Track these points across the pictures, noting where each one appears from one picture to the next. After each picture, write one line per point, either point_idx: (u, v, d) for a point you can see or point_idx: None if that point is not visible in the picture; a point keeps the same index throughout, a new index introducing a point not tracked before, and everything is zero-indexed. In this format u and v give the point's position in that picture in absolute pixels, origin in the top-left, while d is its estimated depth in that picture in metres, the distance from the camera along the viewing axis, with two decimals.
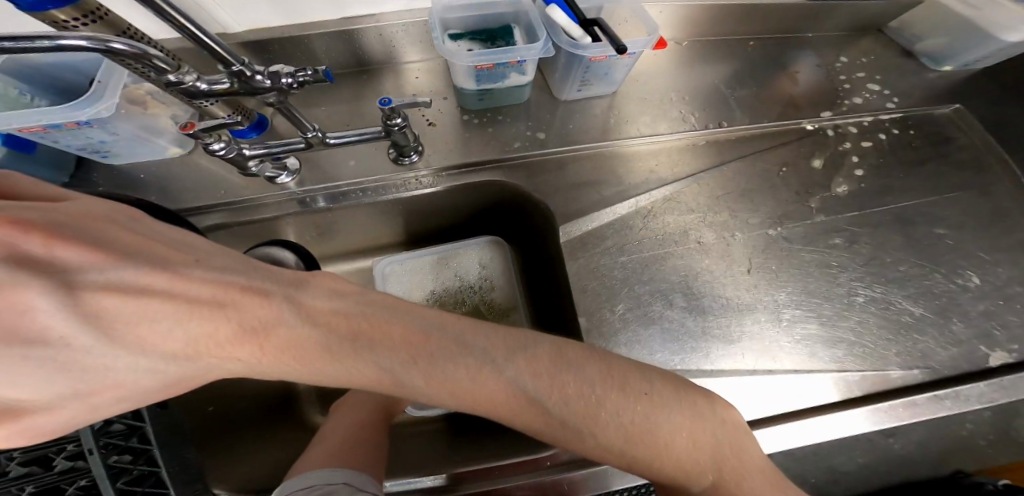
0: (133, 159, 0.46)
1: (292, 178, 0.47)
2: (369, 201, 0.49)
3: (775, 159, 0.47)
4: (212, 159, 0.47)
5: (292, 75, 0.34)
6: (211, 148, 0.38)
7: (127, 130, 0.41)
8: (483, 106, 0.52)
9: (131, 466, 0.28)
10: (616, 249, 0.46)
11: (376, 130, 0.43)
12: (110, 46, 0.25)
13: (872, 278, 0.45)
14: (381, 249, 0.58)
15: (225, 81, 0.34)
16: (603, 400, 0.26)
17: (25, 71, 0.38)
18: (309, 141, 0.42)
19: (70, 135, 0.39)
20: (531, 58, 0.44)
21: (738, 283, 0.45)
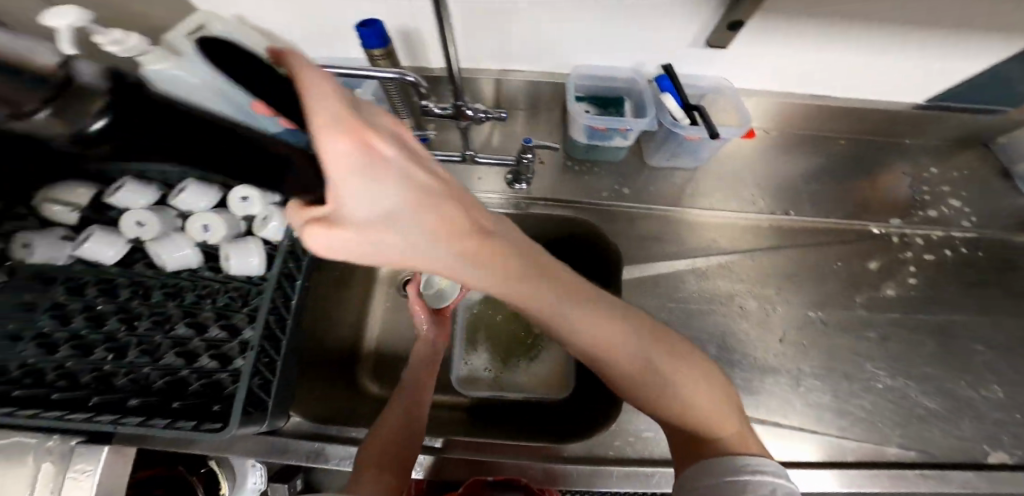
0: None
1: None
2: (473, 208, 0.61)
3: (832, 253, 0.54)
4: None
5: (487, 113, 0.49)
6: None
7: None
8: (585, 157, 0.62)
9: (256, 376, 0.50)
10: (671, 296, 0.56)
11: (510, 159, 0.55)
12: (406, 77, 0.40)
13: (896, 371, 0.52)
14: None
15: (448, 110, 0.49)
16: (668, 360, 0.41)
17: None
18: (465, 158, 0.55)
19: None
20: (637, 128, 0.53)
21: (772, 346, 0.54)
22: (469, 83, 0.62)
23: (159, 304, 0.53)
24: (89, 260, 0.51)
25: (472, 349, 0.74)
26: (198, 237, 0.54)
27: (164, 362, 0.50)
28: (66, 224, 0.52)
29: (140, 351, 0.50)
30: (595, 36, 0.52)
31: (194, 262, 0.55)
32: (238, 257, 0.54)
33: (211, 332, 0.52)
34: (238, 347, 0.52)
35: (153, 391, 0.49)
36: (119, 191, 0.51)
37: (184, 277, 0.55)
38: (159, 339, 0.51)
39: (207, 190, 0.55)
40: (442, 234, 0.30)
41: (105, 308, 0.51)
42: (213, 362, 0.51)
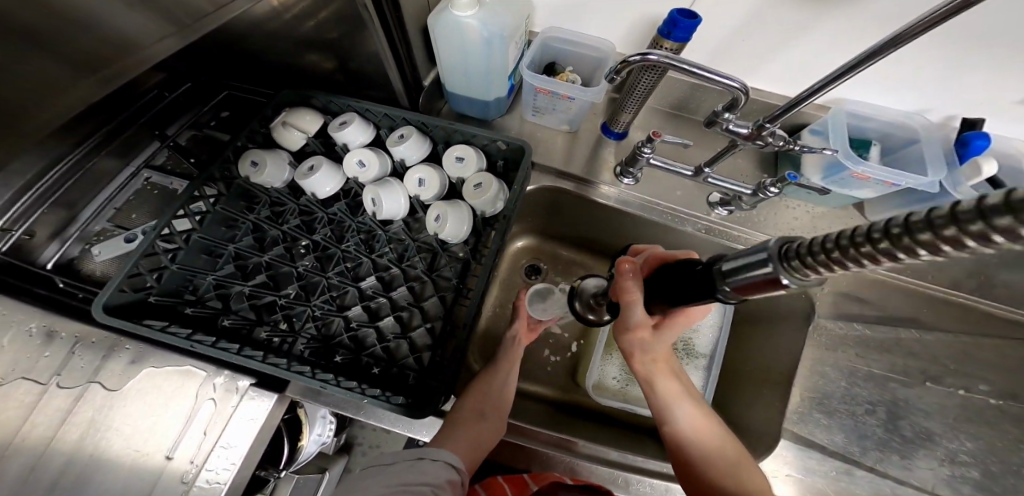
0: (545, 120, 0.69)
1: (634, 181, 0.67)
2: (676, 225, 0.66)
3: None
4: (590, 157, 0.69)
5: (787, 141, 0.41)
6: (644, 150, 0.55)
7: (577, 106, 0.62)
8: (801, 195, 0.65)
9: (422, 351, 0.54)
10: (857, 351, 0.61)
11: (748, 188, 0.54)
12: (733, 85, 0.35)
13: None
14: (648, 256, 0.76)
15: (747, 128, 0.40)
16: (727, 441, 0.47)
17: (555, 49, 0.62)
18: (698, 173, 0.54)
19: (551, 100, 0.62)
20: (910, 185, 0.51)
21: (939, 416, 0.58)
22: (709, 97, 0.63)
23: (352, 251, 0.57)
24: (310, 191, 0.58)
25: (610, 354, 0.77)
26: (413, 190, 0.59)
27: (348, 314, 0.56)
28: (293, 148, 0.60)
29: (326, 299, 0.56)
30: (885, 77, 0.54)
31: (398, 213, 0.58)
32: (453, 222, 0.57)
33: (399, 291, 0.57)
34: (419, 315, 0.56)
35: (335, 345, 0.54)
36: (345, 127, 0.57)
37: (379, 230, 0.59)
38: (351, 289, 0.56)
39: (421, 145, 0.60)
40: (656, 340, 0.47)
41: (310, 243, 0.58)
42: (395, 325, 0.56)
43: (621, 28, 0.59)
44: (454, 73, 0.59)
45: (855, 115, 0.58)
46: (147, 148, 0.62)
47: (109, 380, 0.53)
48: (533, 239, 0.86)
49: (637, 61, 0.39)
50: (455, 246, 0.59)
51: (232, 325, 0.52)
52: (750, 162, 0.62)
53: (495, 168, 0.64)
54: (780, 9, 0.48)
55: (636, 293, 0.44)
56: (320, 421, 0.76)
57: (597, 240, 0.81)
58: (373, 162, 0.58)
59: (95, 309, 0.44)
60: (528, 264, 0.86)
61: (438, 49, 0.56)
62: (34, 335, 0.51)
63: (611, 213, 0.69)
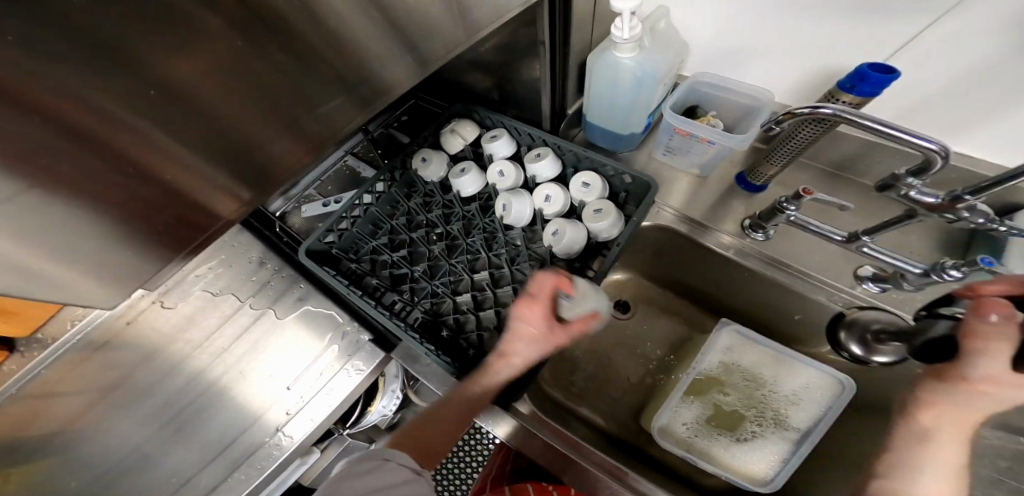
0: (677, 162, 0.69)
1: (763, 236, 0.63)
2: (806, 290, 0.60)
3: None
4: (719, 202, 0.67)
5: (990, 220, 0.35)
6: (785, 206, 0.52)
7: (717, 151, 0.61)
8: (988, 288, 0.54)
9: None
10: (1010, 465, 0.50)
11: (918, 267, 0.47)
12: (929, 147, 0.32)
13: None
14: (771, 313, 0.70)
15: (937, 198, 0.36)
16: None
17: (704, 96, 0.63)
18: (852, 240, 0.49)
19: (689, 142, 0.63)
20: None
21: None
22: (877, 161, 0.57)
23: (474, 245, 0.63)
24: (456, 189, 0.66)
25: (686, 399, 0.70)
26: (538, 203, 0.64)
27: (457, 298, 0.61)
28: (451, 151, 0.69)
29: (444, 281, 0.62)
30: None
31: (521, 221, 0.63)
32: (568, 238, 0.60)
33: (505, 288, 0.61)
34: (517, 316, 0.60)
35: (440, 322, 0.60)
36: (496, 140, 0.66)
37: (500, 232, 0.64)
38: (464, 278, 0.62)
39: (555, 165, 0.65)
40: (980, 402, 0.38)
41: (443, 232, 0.65)
42: (493, 318, 0.60)
43: (785, 78, 0.58)
44: (602, 105, 0.63)
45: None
46: (354, 138, 0.77)
47: (280, 308, 0.67)
48: (631, 275, 0.85)
49: (806, 113, 0.38)
50: (563, 262, 0.62)
51: (371, 284, 0.61)
52: (919, 239, 0.55)
53: (617, 199, 0.65)
54: (1018, 68, 0.43)
55: (1000, 341, 0.33)
56: (389, 394, 0.82)
57: (706, 292, 0.77)
58: (511, 174, 0.65)
59: (300, 250, 0.57)
60: (620, 298, 0.85)
61: (590, 83, 0.61)
62: (250, 261, 0.68)
63: (727, 264, 0.66)
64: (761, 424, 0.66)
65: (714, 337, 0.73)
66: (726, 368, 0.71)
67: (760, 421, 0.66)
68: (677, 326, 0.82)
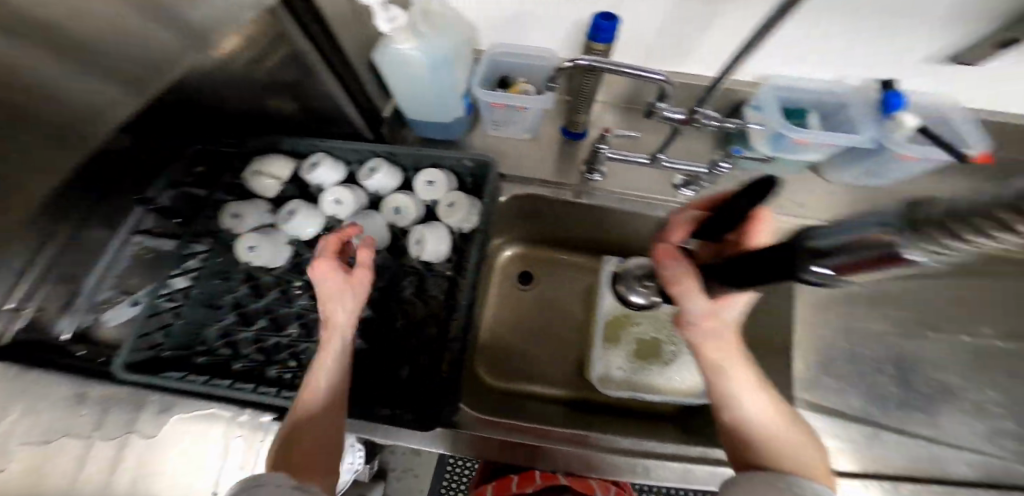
0: (503, 132, 0.71)
1: (599, 177, 0.68)
2: (650, 211, 0.68)
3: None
4: (561, 157, 0.71)
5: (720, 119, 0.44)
6: (599, 147, 0.56)
7: (532, 114, 0.64)
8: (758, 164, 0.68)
9: (426, 372, 0.55)
10: (841, 306, 0.66)
11: (705, 167, 0.56)
12: (655, 76, 0.38)
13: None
14: (636, 239, 0.78)
15: (682, 113, 0.42)
16: (780, 428, 0.44)
17: (497, 65, 0.64)
18: (654, 160, 0.56)
19: (505, 112, 0.64)
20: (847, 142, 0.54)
21: (949, 367, 0.63)
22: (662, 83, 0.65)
23: None
24: (295, 234, 0.61)
25: (614, 345, 0.75)
26: (390, 218, 0.62)
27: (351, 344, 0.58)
28: (271, 194, 0.62)
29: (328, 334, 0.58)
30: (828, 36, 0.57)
31: (382, 242, 0.61)
32: (433, 243, 0.59)
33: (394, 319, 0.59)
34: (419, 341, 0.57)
35: (342, 374, 0.56)
36: (316, 169, 0.60)
37: (365, 260, 0.61)
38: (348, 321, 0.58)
39: (393, 174, 0.62)
40: (712, 315, 0.44)
41: (303, 283, 0.59)
42: (396, 347, 0.57)
43: (562, 33, 0.61)
44: (413, 99, 0.61)
45: (784, 88, 0.59)
46: (132, 213, 0.59)
47: (145, 427, 0.59)
48: (516, 247, 0.87)
49: (571, 67, 0.42)
50: (440, 265, 0.60)
51: (243, 367, 0.54)
52: (701, 144, 0.65)
53: (465, 186, 0.64)
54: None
55: (687, 277, 0.42)
56: (350, 451, 0.72)
57: (580, 238, 0.83)
58: (350, 199, 0.61)
59: (114, 370, 0.49)
60: (520, 272, 0.86)
61: (389, 79, 0.58)
62: (70, 395, 0.56)
63: (585, 211, 0.71)
64: (675, 341, 0.76)
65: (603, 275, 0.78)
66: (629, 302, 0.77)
67: (675, 339, 0.76)
68: (577, 276, 0.85)
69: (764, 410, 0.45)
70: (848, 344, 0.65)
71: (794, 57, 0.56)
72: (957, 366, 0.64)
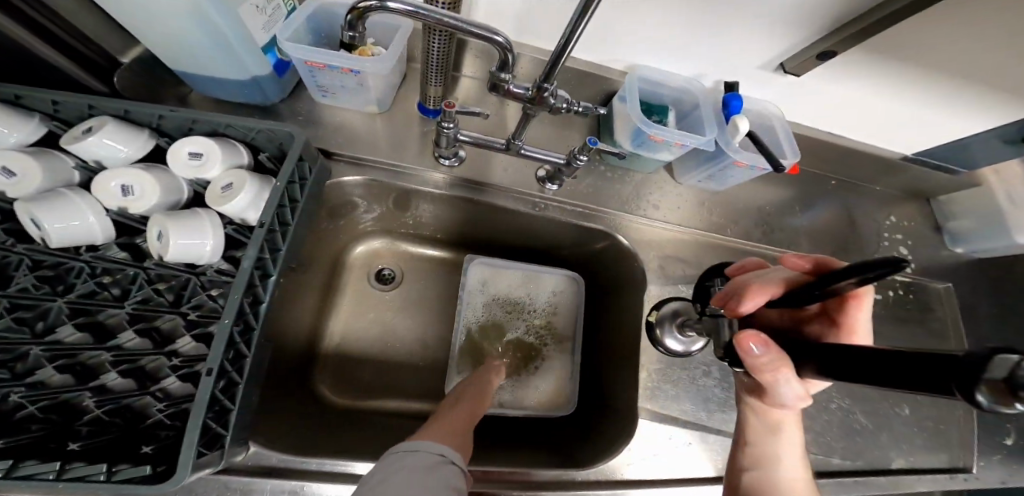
0: (341, 102, 0.58)
1: (456, 161, 0.62)
2: (510, 203, 0.63)
3: None
4: (414, 133, 0.61)
5: (567, 101, 0.47)
6: (444, 126, 0.52)
7: (368, 83, 0.53)
8: (620, 164, 0.68)
9: (176, 405, 0.39)
10: None
11: (561, 158, 0.57)
12: (493, 37, 0.38)
13: (850, 394, 0.64)
14: (500, 236, 0.72)
15: (526, 90, 0.45)
16: (802, 474, 0.40)
17: (323, 18, 0.52)
18: (511, 146, 0.57)
19: (329, 76, 0.51)
20: (693, 143, 0.58)
21: None
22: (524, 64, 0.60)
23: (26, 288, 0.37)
24: None
25: (468, 355, 0.67)
26: (111, 202, 0.39)
27: (36, 380, 0.37)
28: None
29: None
30: (672, 39, 0.60)
31: (101, 235, 0.39)
32: (185, 239, 0.39)
33: (128, 336, 0.40)
34: (169, 360, 0.41)
35: (20, 421, 0.36)
36: None
37: (71, 259, 0.39)
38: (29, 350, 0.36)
39: (130, 136, 0.41)
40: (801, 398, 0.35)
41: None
42: (128, 381, 0.40)
43: None
44: (182, 45, 0.44)
45: (646, 79, 0.64)
46: None
47: None
48: (372, 241, 0.73)
49: (376, 7, 0.37)
50: (207, 268, 0.42)
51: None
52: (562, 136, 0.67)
53: (262, 165, 0.48)
54: None
55: (785, 366, 0.30)
56: None
57: (442, 233, 0.73)
58: (28, 169, 0.37)
59: None
60: (377, 268, 0.74)
61: (123, 17, 0.40)
62: None
63: (440, 200, 0.64)
64: (540, 345, 0.71)
65: (464, 273, 0.71)
66: (490, 303, 0.71)
67: (540, 342, 0.71)
68: (441, 273, 0.76)
69: (798, 478, 0.39)
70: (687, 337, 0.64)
71: (637, 50, 0.62)
72: None
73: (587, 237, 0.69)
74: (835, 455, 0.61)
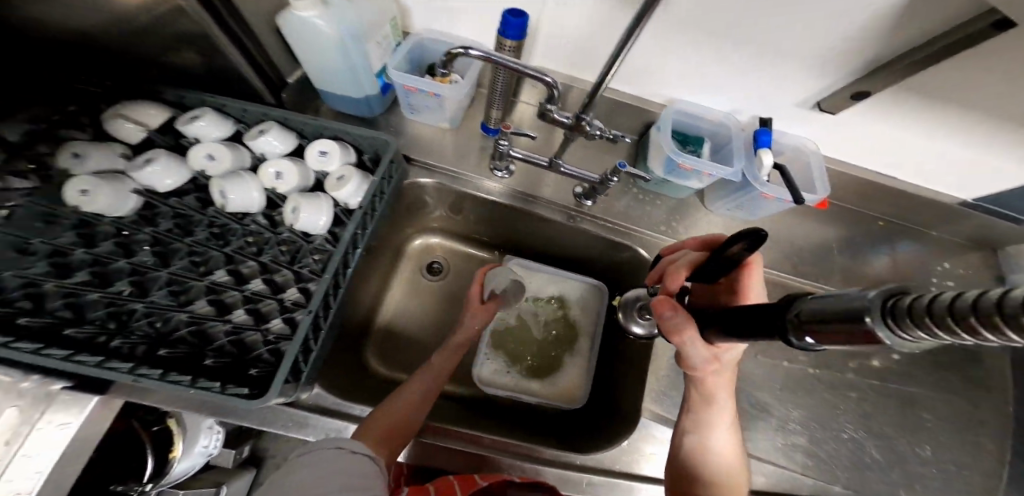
0: (422, 119, 0.72)
1: (505, 174, 0.72)
2: (548, 214, 0.73)
3: (855, 324, 0.73)
4: (476, 149, 0.73)
5: (603, 129, 0.55)
6: (500, 143, 0.63)
7: (446, 105, 0.66)
8: (653, 188, 0.75)
9: (276, 342, 0.52)
10: None
11: (596, 177, 0.65)
12: (545, 78, 0.48)
13: (861, 425, 0.66)
14: (538, 243, 0.82)
15: (568, 118, 0.54)
16: (724, 436, 0.52)
17: (418, 52, 0.66)
18: (552, 164, 0.66)
19: (418, 98, 0.65)
20: (720, 173, 0.64)
21: (775, 387, 0.67)
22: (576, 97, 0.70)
23: (200, 244, 0.53)
24: (146, 185, 0.50)
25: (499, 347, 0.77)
26: (268, 183, 0.54)
27: (192, 309, 0.51)
28: (133, 143, 0.51)
29: (168, 291, 0.50)
30: (713, 80, 0.67)
31: (255, 207, 0.54)
32: (308, 212, 0.53)
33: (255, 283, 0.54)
34: (278, 307, 0.54)
35: (173, 341, 0.49)
36: (194, 121, 0.52)
37: (235, 223, 0.56)
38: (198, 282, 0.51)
39: (285, 137, 0.56)
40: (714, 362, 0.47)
41: (149, 237, 0.52)
42: (248, 317, 0.53)
43: (485, 32, 0.65)
44: (321, 72, 0.60)
45: (681, 112, 0.71)
46: None
47: None
48: (425, 239, 0.86)
49: (461, 52, 0.48)
50: (317, 237, 0.56)
51: (37, 324, 0.42)
52: (603, 160, 0.76)
53: (362, 163, 0.61)
54: (616, 16, 0.56)
55: (689, 327, 0.43)
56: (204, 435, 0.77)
57: (491, 237, 0.84)
58: (223, 154, 0.52)
59: None
60: (425, 262, 0.86)
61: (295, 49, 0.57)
62: None
63: (492, 206, 0.74)
64: (563, 344, 0.78)
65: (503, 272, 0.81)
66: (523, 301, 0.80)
67: (562, 342, 0.79)
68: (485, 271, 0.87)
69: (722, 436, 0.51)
70: None
71: (680, 89, 0.70)
72: (776, 390, 0.67)
73: (615, 252, 0.76)
74: (837, 483, 0.63)
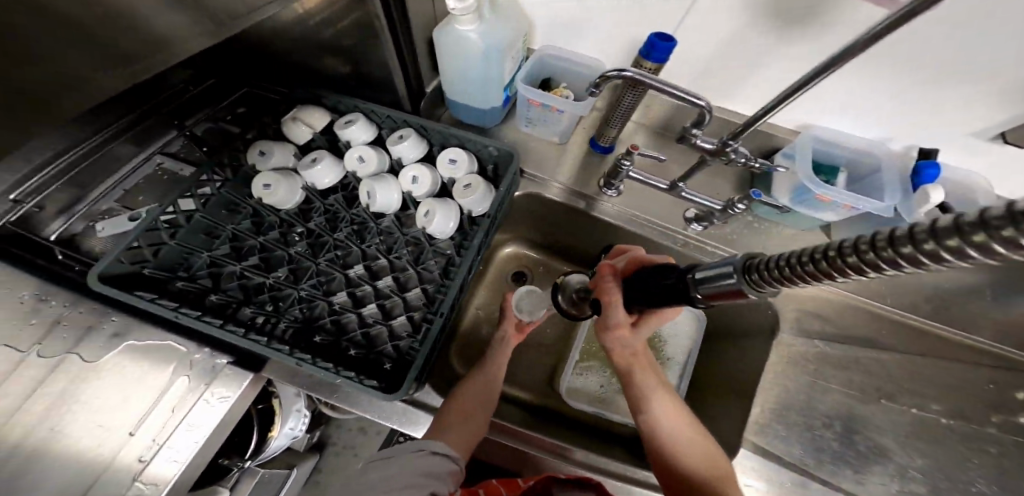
0: (535, 131, 0.75)
1: (615, 193, 0.72)
2: (654, 234, 0.72)
3: (989, 376, 0.67)
4: (585, 165, 0.74)
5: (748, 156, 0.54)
6: (623, 163, 0.64)
7: (564, 119, 0.68)
8: (770, 216, 0.72)
9: (402, 338, 0.55)
10: (818, 367, 0.66)
11: (720, 203, 0.65)
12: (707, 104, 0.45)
13: (995, 483, 0.61)
14: None
15: (713, 144, 0.54)
16: (687, 423, 0.51)
17: (540, 66, 0.69)
18: (674, 187, 0.66)
19: (539, 111, 0.67)
20: (868, 207, 0.60)
21: (894, 432, 0.63)
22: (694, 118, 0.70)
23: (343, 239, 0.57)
24: (310, 183, 0.58)
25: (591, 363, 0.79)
26: (405, 186, 0.59)
27: (333, 299, 0.56)
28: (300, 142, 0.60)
29: (314, 281, 0.55)
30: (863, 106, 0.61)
31: (390, 208, 0.59)
32: (441, 217, 0.57)
33: (384, 280, 0.58)
34: (402, 304, 0.57)
35: (318, 326, 0.54)
36: (349, 126, 0.58)
37: (371, 221, 0.59)
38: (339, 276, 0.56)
39: (418, 144, 0.60)
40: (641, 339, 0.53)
41: (304, 231, 0.58)
42: (378, 311, 0.56)
43: (612, 52, 0.66)
44: (457, 82, 0.64)
45: (821, 140, 0.65)
46: (167, 135, 0.60)
47: (89, 352, 0.50)
48: (517, 247, 0.89)
49: (615, 75, 0.48)
50: (442, 241, 0.59)
51: (218, 301, 0.50)
52: (712, 183, 0.75)
53: (485, 172, 0.64)
54: (762, 40, 0.55)
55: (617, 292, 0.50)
56: (294, 415, 0.80)
57: (586, 252, 0.84)
58: (371, 157, 0.58)
59: (88, 277, 0.42)
60: (514, 271, 0.88)
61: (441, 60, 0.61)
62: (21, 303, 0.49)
63: (597, 222, 0.74)
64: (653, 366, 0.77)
65: None
66: None
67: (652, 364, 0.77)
68: None
69: (678, 425, 0.51)
70: (820, 388, 0.65)
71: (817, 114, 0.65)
72: (897, 435, 0.63)
73: None
74: None
